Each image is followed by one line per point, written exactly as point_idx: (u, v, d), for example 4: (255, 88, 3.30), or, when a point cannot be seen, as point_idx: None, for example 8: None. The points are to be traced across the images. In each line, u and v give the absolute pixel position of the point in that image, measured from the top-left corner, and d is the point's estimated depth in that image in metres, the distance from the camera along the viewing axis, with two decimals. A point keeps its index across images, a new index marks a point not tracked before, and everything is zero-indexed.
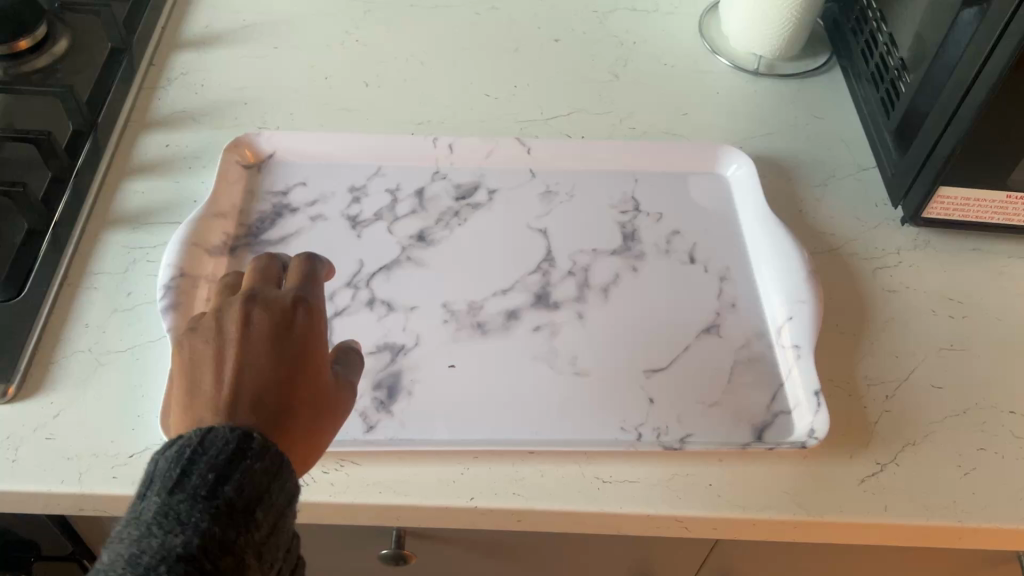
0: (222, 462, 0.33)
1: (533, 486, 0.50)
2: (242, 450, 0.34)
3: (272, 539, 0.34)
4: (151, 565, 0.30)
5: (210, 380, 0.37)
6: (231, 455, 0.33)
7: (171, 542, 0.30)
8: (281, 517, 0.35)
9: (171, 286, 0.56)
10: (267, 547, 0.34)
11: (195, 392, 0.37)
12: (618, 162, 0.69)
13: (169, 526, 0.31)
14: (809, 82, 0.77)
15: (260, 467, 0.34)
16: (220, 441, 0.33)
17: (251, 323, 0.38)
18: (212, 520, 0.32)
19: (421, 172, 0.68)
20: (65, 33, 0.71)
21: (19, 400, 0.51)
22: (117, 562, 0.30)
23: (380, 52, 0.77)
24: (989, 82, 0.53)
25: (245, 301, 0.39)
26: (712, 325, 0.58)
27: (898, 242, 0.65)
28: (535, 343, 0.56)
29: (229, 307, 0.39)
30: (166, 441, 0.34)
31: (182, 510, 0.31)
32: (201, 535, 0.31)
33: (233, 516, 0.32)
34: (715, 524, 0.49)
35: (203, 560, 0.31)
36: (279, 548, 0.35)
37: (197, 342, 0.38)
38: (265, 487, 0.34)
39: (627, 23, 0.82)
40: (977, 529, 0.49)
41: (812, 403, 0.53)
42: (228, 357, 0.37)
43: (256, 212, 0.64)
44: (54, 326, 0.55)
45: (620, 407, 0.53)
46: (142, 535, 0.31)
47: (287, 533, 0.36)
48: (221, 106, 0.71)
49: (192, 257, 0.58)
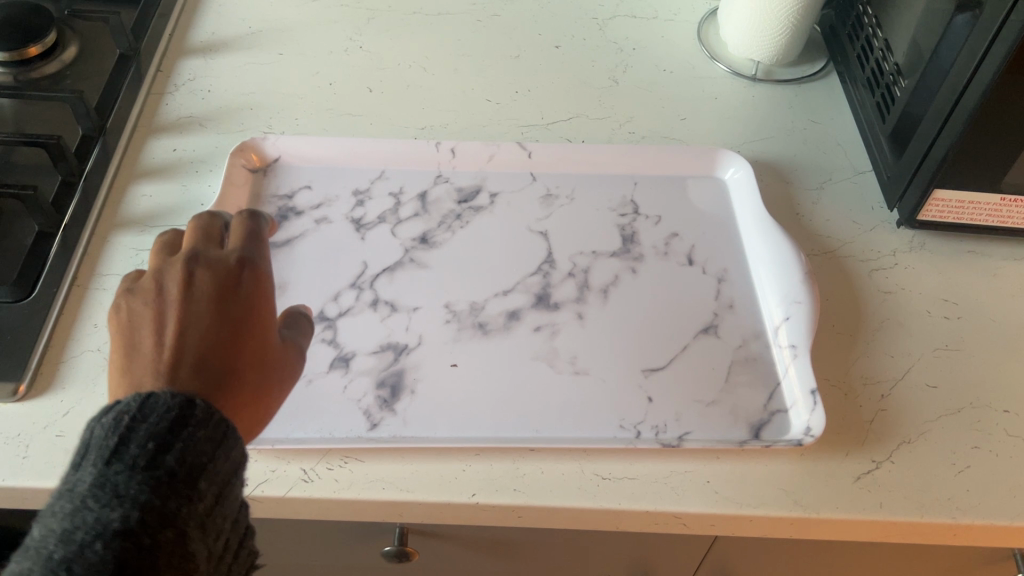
0: (163, 430, 0.34)
1: (533, 483, 0.50)
2: (185, 418, 0.35)
3: (214, 510, 0.36)
4: (86, 541, 0.31)
5: (151, 337, 0.39)
6: (172, 422, 0.35)
7: (108, 517, 0.31)
8: (224, 486, 0.36)
9: None
10: (209, 518, 0.35)
11: (135, 351, 0.39)
12: (617, 166, 0.70)
13: (105, 499, 0.32)
14: (807, 88, 0.78)
15: (203, 434, 0.35)
16: (161, 407, 0.35)
17: (194, 282, 0.41)
18: (152, 491, 0.33)
19: (423, 175, 0.69)
20: (73, 41, 0.73)
21: (30, 398, 0.52)
22: (50, 538, 0.31)
23: (383, 59, 0.79)
24: (982, 86, 0.54)
25: (187, 263, 0.41)
26: (710, 326, 0.59)
27: (894, 244, 0.66)
28: (535, 344, 0.57)
29: (173, 268, 0.42)
30: (100, 409, 0.35)
31: (120, 483, 0.32)
32: (139, 508, 0.32)
33: (173, 487, 0.34)
34: (712, 521, 0.50)
35: (142, 534, 0.32)
36: (221, 519, 0.36)
37: (137, 305, 0.41)
38: (208, 455, 0.35)
39: (627, 30, 0.83)
40: (971, 526, 0.50)
41: (808, 402, 0.54)
42: (170, 314, 0.40)
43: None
44: (63, 327, 0.56)
45: (620, 406, 0.54)
46: (76, 509, 0.32)
47: (231, 503, 0.37)
48: (226, 112, 0.72)
49: None
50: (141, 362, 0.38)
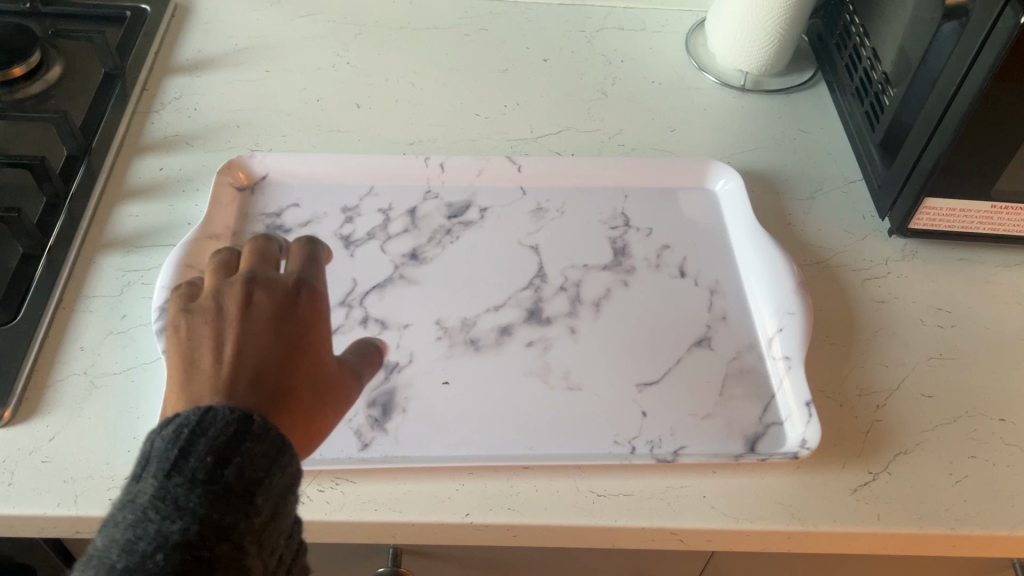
0: (221, 444, 0.33)
1: (528, 501, 0.50)
2: (243, 432, 0.34)
3: (273, 526, 0.34)
4: (147, 552, 0.30)
5: (209, 355, 0.37)
6: (230, 437, 0.33)
7: (169, 528, 0.30)
8: (282, 502, 0.34)
9: (166, 307, 0.56)
10: (267, 535, 0.34)
11: (193, 367, 0.37)
12: (608, 179, 0.70)
13: (166, 511, 0.31)
14: (795, 98, 0.78)
15: (260, 448, 0.34)
16: (220, 421, 0.34)
17: (254, 302, 0.40)
18: (210, 505, 0.32)
19: (413, 190, 0.68)
20: (59, 60, 0.72)
21: (15, 423, 0.51)
22: (112, 547, 0.30)
23: (371, 74, 0.78)
24: (971, 95, 0.54)
25: (246, 283, 0.40)
26: (704, 338, 0.59)
27: (886, 253, 0.65)
28: (528, 360, 0.57)
29: (230, 288, 0.41)
30: (160, 422, 0.34)
31: (180, 495, 0.31)
32: (199, 521, 0.31)
33: (232, 501, 0.32)
34: (710, 536, 0.50)
35: (200, 547, 0.31)
36: (280, 534, 0.34)
37: (195, 323, 0.39)
38: (266, 470, 0.34)
39: (615, 42, 0.83)
40: (969, 537, 0.49)
41: (803, 414, 0.53)
42: (229, 331, 0.38)
43: (249, 233, 0.65)
44: (50, 349, 0.55)
45: (613, 421, 0.53)
46: (138, 519, 0.31)
47: (289, 518, 0.35)
48: (214, 130, 0.72)
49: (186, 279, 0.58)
50: (200, 378, 0.37)
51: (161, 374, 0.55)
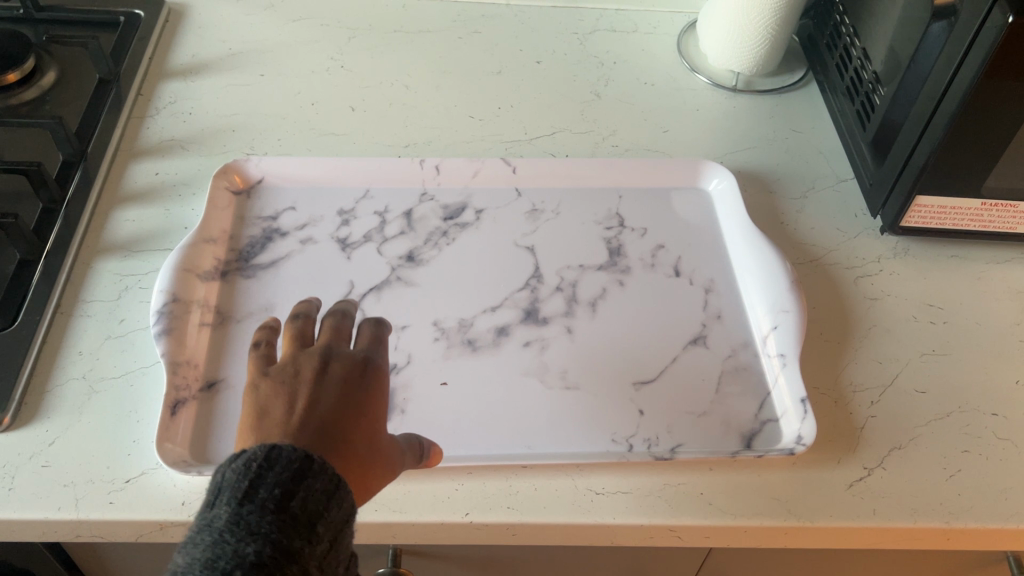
0: (287, 478, 0.33)
1: (527, 500, 0.50)
2: (305, 470, 0.34)
3: (332, 557, 0.34)
4: (227, 570, 0.30)
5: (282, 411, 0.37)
6: (294, 473, 0.34)
7: (245, 549, 0.31)
8: (339, 535, 0.35)
9: (164, 311, 0.57)
10: (328, 564, 0.34)
11: (265, 416, 0.37)
12: (602, 179, 0.70)
13: (242, 534, 0.31)
14: (786, 98, 0.79)
15: (319, 485, 0.34)
16: (284, 457, 0.34)
17: (328, 371, 0.39)
18: (281, 531, 0.32)
19: (408, 193, 0.69)
20: (53, 66, 0.72)
21: (14, 428, 0.51)
22: (194, 565, 0.30)
23: (365, 77, 0.79)
24: (960, 94, 0.54)
25: (321, 356, 0.40)
26: (699, 336, 0.59)
27: (877, 251, 0.66)
28: (525, 359, 0.57)
29: (306, 357, 0.40)
30: (228, 456, 0.35)
31: (253, 521, 0.32)
32: (272, 546, 0.31)
33: (299, 529, 0.33)
34: (707, 533, 0.50)
35: (274, 568, 0.31)
36: (338, 567, 0.34)
37: (269, 385, 0.39)
38: (325, 505, 0.34)
39: (607, 44, 0.84)
40: (964, 530, 0.50)
41: (799, 411, 0.54)
42: (302, 395, 0.38)
43: (246, 237, 0.65)
44: (49, 355, 0.55)
45: (610, 420, 0.54)
46: (216, 540, 0.31)
47: (344, 554, 0.35)
48: (209, 134, 0.72)
49: (183, 283, 0.59)
50: (270, 426, 0.37)
51: (160, 378, 0.55)
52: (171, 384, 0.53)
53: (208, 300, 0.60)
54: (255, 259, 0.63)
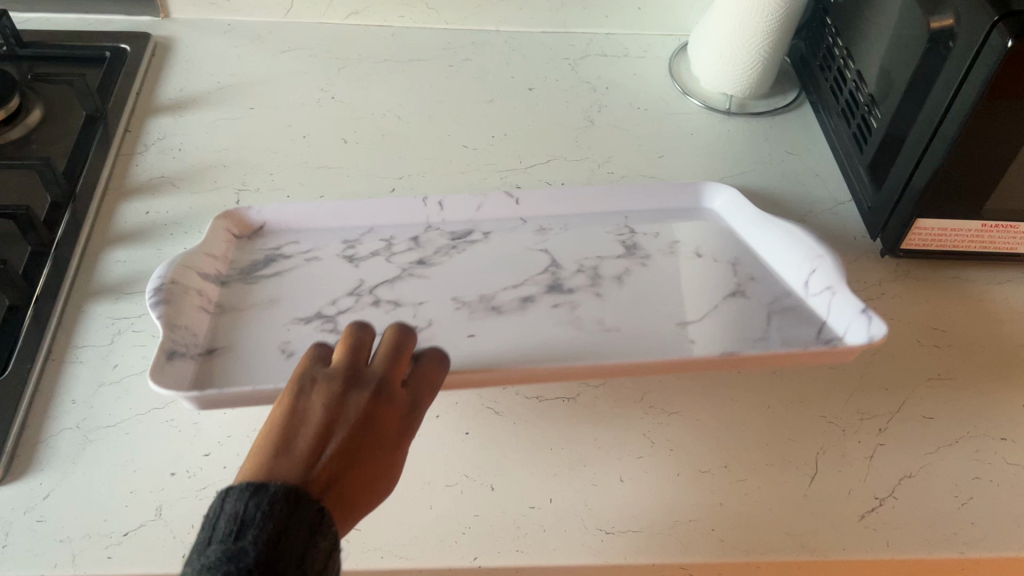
0: (309, 530, 0.34)
1: (535, 542, 0.49)
2: (320, 523, 0.34)
3: None
4: None
5: (313, 433, 0.38)
6: (312, 526, 0.34)
7: None
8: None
9: (160, 287, 0.55)
10: None
11: (293, 434, 0.38)
12: (606, 205, 0.69)
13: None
14: (779, 120, 0.79)
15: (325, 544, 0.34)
16: (307, 506, 0.34)
17: (372, 407, 0.40)
18: None
19: (413, 227, 0.67)
20: (38, 104, 0.71)
21: (8, 482, 0.50)
22: None
23: (356, 109, 0.78)
24: (959, 118, 0.54)
25: (372, 389, 0.41)
26: (737, 290, 0.61)
27: (879, 275, 0.65)
28: (555, 316, 0.59)
29: (362, 384, 0.41)
30: (248, 484, 0.34)
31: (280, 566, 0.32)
32: None
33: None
34: (720, 569, 0.49)
35: None
36: None
37: (314, 402, 0.40)
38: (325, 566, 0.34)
39: (599, 69, 0.84)
40: (979, 559, 0.49)
41: (862, 320, 0.54)
42: (340, 424, 0.39)
43: (249, 258, 0.64)
44: (41, 404, 0.54)
45: (656, 354, 0.56)
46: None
47: None
48: (199, 170, 0.71)
49: (182, 273, 0.57)
50: (293, 445, 0.37)
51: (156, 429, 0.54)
52: (169, 337, 0.53)
53: (209, 294, 0.59)
54: (259, 270, 0.62)
